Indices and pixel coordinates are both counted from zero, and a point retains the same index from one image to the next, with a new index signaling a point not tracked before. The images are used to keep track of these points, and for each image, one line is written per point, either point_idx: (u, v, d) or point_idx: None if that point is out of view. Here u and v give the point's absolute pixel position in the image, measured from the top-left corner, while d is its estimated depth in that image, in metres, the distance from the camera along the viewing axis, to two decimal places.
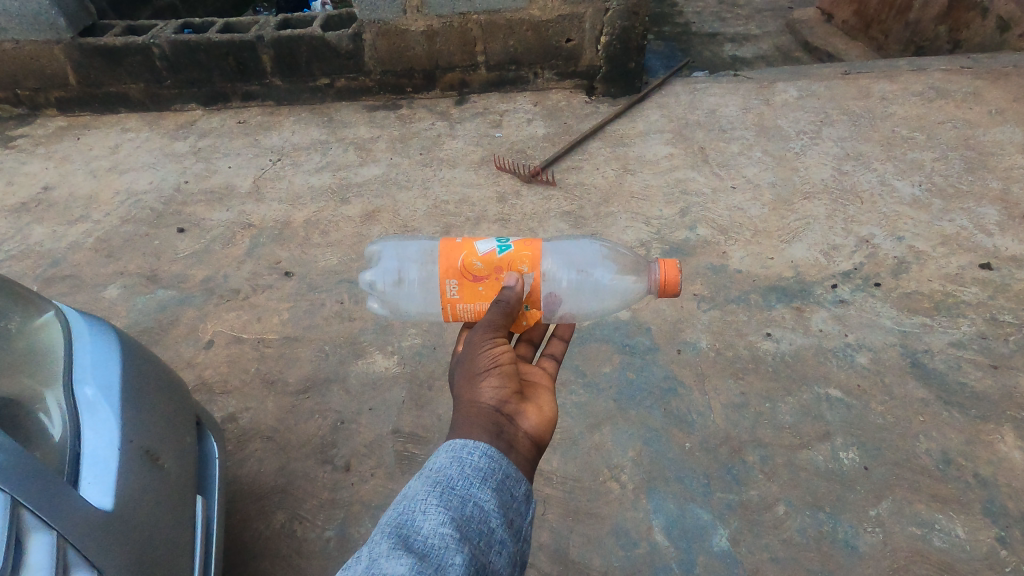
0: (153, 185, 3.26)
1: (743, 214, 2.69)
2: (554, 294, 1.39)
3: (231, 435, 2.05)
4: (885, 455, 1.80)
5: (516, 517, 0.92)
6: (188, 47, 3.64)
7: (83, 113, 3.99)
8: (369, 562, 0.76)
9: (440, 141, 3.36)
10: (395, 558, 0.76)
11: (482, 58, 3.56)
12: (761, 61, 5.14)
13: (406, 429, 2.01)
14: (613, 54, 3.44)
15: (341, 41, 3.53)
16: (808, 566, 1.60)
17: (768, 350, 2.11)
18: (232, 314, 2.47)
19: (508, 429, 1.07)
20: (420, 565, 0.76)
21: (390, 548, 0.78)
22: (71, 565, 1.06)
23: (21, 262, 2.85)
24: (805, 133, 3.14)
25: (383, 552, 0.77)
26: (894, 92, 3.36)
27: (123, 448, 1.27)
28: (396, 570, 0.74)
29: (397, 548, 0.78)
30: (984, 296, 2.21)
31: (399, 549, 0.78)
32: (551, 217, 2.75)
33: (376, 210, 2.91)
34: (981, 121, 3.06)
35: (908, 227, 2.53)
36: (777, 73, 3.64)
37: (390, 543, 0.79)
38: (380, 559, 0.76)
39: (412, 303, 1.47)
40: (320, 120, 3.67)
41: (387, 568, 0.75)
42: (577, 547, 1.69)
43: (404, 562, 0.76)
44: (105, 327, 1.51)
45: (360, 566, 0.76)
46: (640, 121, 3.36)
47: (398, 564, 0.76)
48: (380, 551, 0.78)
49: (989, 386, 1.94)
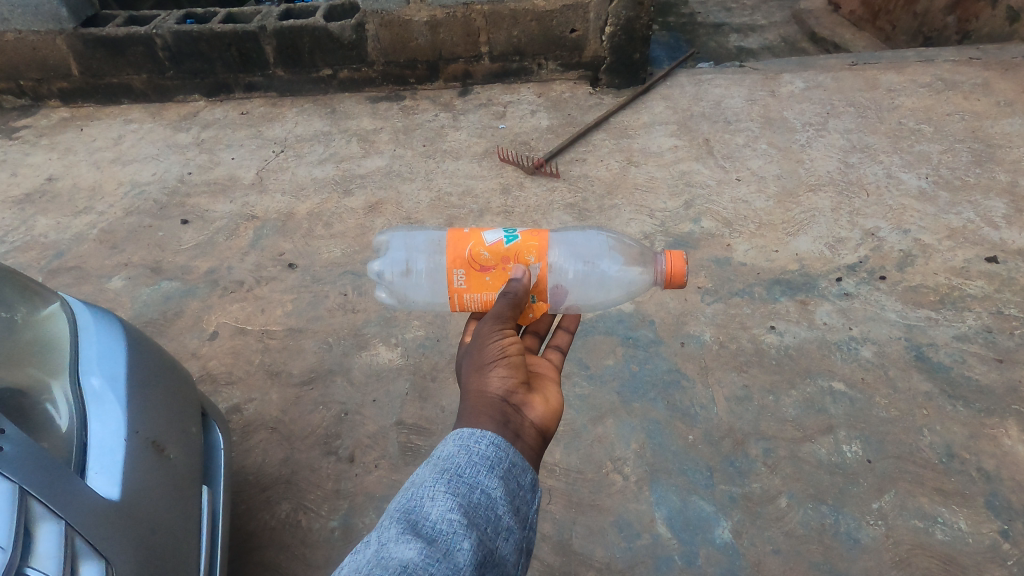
0: (156, 177, 3.26)
1: (747, 206, 2.68)
2: (560, 286, 1.39)
3: (236, 425, 2.06)
4: (888, 449, 1.80)
5: (522, 505, 0.92)
6: (190, 37, 3.63)
7: (86, 104, 3.99)
8: (378, 546, 0.77)
9: (443, 133, 3.34)
10: (404, 543, 0.77)
11: (486, 48, 3.53)
12: (768, 51, 5.10)
13: (410, 420, 2.02)
14: (617, 45, 3.42)
15: (344, 32, 3.52)
16: (811, 559, 1.61)
17: (772, 343, 2.11)
18: (236, 305, 2.47)
19: (514, 419, 1.07)
20: (429, 550, 0.77)
21: (399, 533, 0.79)
22: (80, 555, 1.07)
23: (26, 253, 2.85)
24: (811, 125, 3.12)
25: (391, 537, 0.78)
26: (902, 83, 3.33)
27: (129, 438, 1.28)
28: (406, 554, 0.75)
29: (405, 533, 0.79)
30: (990, 290, 2.20)
31: (407, 534, 0.79)
32: (555, 209, 2.74)
33: (379, 202, 2.91)
34: (989, 113, 3.04)
35: (915, 220, 2.51)
36: (784, 64, 3.61)
37: (399, 527, 0.80)
38: (388, 543, 0.77)
39: (419, 294, 1.47)
40: (323, 111, 3.66)
41: (396, 553, 0.75)
42: (579, 538, 1.70)
43: (412, 547, 0.77)
44: (111, 318, 1.52)
45: (369, 550, 0.77)
46: (644, 112, 3.34)
47: (407, 548, 0.76)
48: (389, 536, 0.78)
49: (994, 380, 1.94)
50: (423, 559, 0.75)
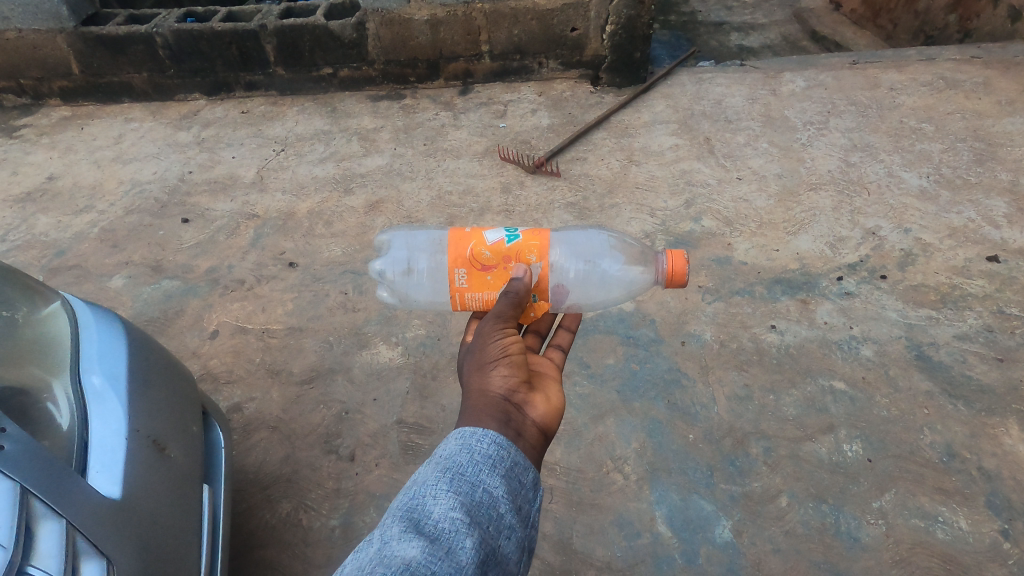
0: (157, 176, 3.26)
1: (748, 205, 2.67)
2: (561, 285, 1.39)
3: (236, 424, 2.06)
4: (889, 448, 1.80)
5: (524, 504, 0.93)
6: (190, 35, 3.63)
7: (87, 103, 3.99)
8: (380, 544, 0.77)
9: (443, 132, 3.34)
10: (406, 541, 0.77)
11: (486, 47, 3.53)
12: (769, 50, 5.09)
13: (410, 419, 2.02)
14: (618, 44, 3.41)
15: (345, 31, 3.52)
16: (811, 558, 1.61)
17: (772, 342, 2.11)
18: (237, 304, 2.47)
19: (516, 418, 1.07)
20: (431, 549, 0.77)
21: (401, 531, 0.79)
22: (81, 554, 1.07)
23: (26, 252, 2.85)
24: (812, 124, 3.11)
25: (394, 535, 0.78)
26: (903, 82, 3.32)
27: (130, 437, 1.28)
28: (408, 553, 0.75)
29: (408, 531, 0.79)
30: (991, 289, 2.20)
31: (410, 532, 0.79)
32: (556, 208, 2.74)
33: (379, 201, 2.91)
34: (990, 112, 3.03)
35: (916, 219, 2.51)
36: (785, 63, 3.60)
37: (401, 526, 0.80)
38: (391, 541, 0.77)
39: (420, 293, 1.47)
40: (324, 110, 3.66)
41: (398, 551, 0.75)
42: (580, 537, 1.70)
43: (415, 545, 0.77)
44: (111, 317, 1.52)
45: (372, 548, 0.77)
46: (645, 111, 3.33)
47: (410, 547, 0.76)
48: (392, 534, 0.79)
49: (995, 379, 1.94)
50: (425, 558, 0.75)
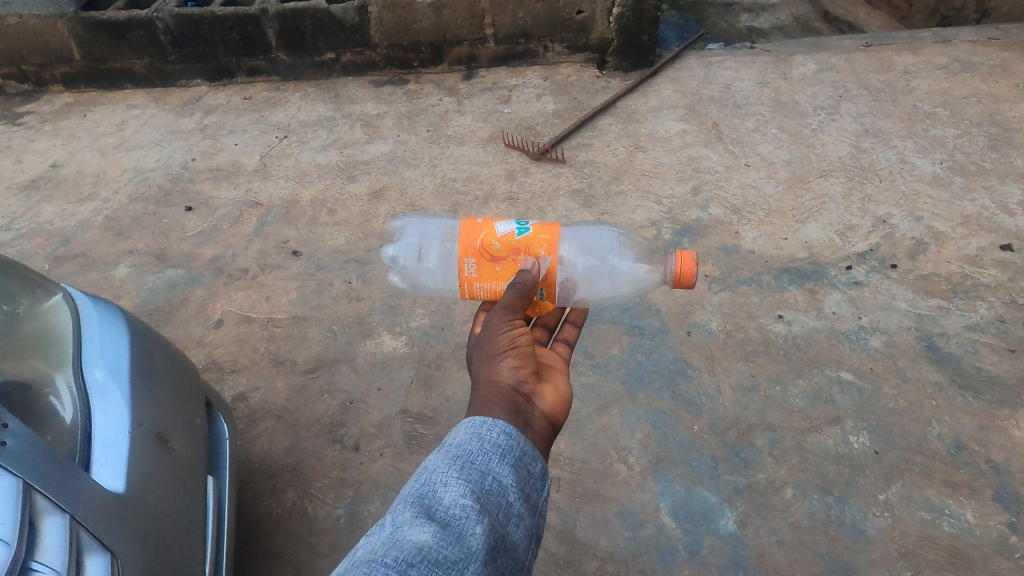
0: (160, 163, 3.24)
1: (755, 192, 2.63)
2: (569, 279, 1.35)
3: (241, 413, 2.07)
4: (896, 440, 1.79)
5: (532, 493, 0.91)
6: (191, 20, 3.59)
7: (88, 88, 3.96)
8: (392, 529, 0.77)
9: (447, 117, 3.30)
10: (417, 526, 0.77)
11: (490, 31, 3.47)
12: (779, 32, 4.99)
13: (415, 409, 2.02)
14: (625, 27, 3.34)
15: (347, 14, 3.47)
16: (815, 550, 1.60)
17: (779, 332, 2.09)
18: (241, 293, 2.47)
19: (524, 408, 1.06)
20: (442, 534, 0.77)
21: (412, 516, 0.79)
22: (84, 548, 1.08)
23: (32, 240, 2.86)
24: (822, 109, 3.05)
25: (405, 520, 0.78)
26: (917, 64, 3.24)
27: (134, 430, 1.28)
28: (420, 538, 0.75)
29: (419, 516, 0.79)
30: (1004, 279, 2.16)
31: (421, 517, 0.79)
32: (561, 196, 2.71)
33: (383, 188, 2.88)
34: (1007, 96, 2.96)
35: (928, 207, 2.46)
36: (796, 45, 3.52)
37: (413, 511, 0.80)
38: (403, 526, 0.77)
39: (431, 280, 1.45)
40: (326, 96, 3.61)
41: (410, 535, 0.75)
42: (583, 528, 1.70)
43: (427, 530, 0.76)
44: (114, 309, 1.51)
45: (383, 533, 0.77)
46: (652, 96, 3.27)
47: (421, 531, 0.76)
48: (404, 519, 0.78)
49: (1005, 370, 1.91)
50: (437, 543, 0.75)
